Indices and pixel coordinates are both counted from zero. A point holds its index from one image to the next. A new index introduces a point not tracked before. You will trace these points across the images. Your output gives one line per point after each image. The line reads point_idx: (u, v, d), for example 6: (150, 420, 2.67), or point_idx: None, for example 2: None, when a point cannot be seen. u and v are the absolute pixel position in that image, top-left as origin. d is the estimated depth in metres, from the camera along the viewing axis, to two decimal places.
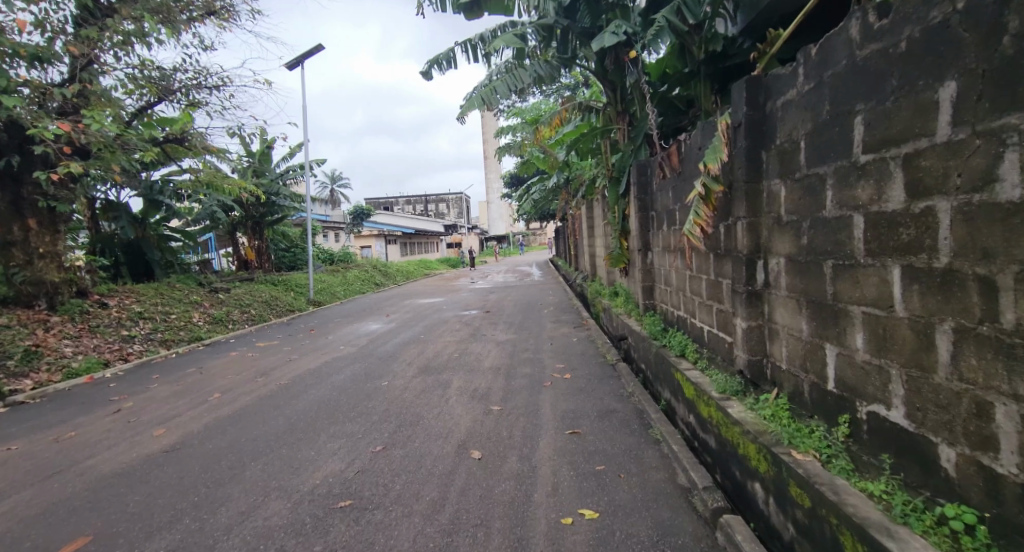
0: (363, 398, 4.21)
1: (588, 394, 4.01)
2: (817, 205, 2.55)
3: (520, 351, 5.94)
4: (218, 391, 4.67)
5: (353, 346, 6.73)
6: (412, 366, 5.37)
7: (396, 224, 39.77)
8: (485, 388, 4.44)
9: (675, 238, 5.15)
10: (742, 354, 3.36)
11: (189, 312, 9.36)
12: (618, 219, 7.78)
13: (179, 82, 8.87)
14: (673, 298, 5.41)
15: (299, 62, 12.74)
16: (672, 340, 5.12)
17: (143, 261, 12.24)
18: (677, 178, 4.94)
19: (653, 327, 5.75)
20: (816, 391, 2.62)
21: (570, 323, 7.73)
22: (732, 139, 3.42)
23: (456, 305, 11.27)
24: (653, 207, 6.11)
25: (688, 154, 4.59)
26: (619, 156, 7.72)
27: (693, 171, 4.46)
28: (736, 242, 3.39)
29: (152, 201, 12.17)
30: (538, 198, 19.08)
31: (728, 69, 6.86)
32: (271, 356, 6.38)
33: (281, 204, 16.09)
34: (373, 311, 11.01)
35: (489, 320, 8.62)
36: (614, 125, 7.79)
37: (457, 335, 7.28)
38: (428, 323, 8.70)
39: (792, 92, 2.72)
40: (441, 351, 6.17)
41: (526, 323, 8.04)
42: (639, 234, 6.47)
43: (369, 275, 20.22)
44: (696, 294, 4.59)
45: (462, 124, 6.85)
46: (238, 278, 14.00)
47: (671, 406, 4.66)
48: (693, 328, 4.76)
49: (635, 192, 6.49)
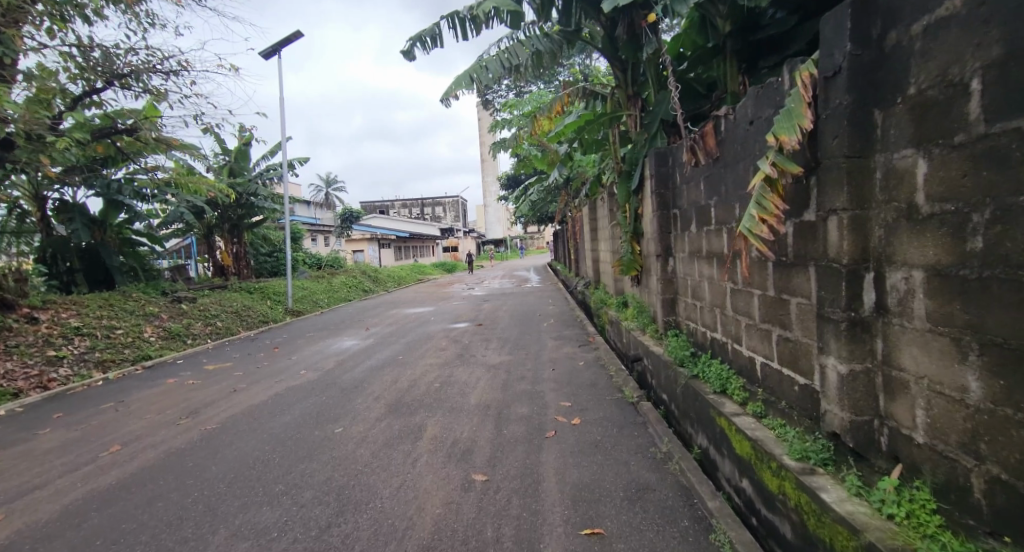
0: (304, 456, 3.15)
1: (607, 455, 2.95)
2: (1016, 184, 1.51)
3: (516, 379, 4.88)
4: (120, 440, 3.59)
5: (317, 372, 5.64)
6: (380, 402, 4.32)
7: (389, 228, 38.71)
8: (470, 437, 3.39)
9: (710, 240, 4.12)
10: (836, 408, 2.30)
11: (140, 326, 8.28)
12: (629, 219, 6.77)
13: (128, 65, 7.76)
14: (706, 315, 4.35)
15: (275, 51, 11.78)
16: (705, 369, 4.08)
17: (101, 267, 11.15)
18: (715, 164, 3.90)
19: (677, 349, 4.71)
20: (1007, 496, 1.57)
21: (573, 341, 6.67)
22: (816, 97, 2.38)
23: (446, 316, 10.20)
24: (676, 204, 5.09)
25: (732, 132, 3.56)
26: (630, 148, 6.75)
27: (741, 153, 3.43)
28: (826, 245, 2.33)
29: (112, 202, 11.10)
30: (536, 199, 18.16)
31: (758, 44, 5.95)
32: (215, 385, 5.30)
33: (260, 205, 15.02)
34: (353, 324, 9.93)
35: (481, 335, 7.55)
36: (624, 110, 6.80)
37: (443, 355, 6.21)
38: (411, 338, 7.65)
39: (951, 5, 1.69)
40: (419, 378, 5.12)
41: (524, 340, 6.98)
42: (658, 237, 5.44)
43: (357, 280, 19.14)
44: (743, 314, 3.54)
45: (446, 105, 5.88)
46: (210, 286, 12.93)
47: (709, 458, 3.61)
48: (737, 357, 3.72)
49: (652, 186, 5.46)
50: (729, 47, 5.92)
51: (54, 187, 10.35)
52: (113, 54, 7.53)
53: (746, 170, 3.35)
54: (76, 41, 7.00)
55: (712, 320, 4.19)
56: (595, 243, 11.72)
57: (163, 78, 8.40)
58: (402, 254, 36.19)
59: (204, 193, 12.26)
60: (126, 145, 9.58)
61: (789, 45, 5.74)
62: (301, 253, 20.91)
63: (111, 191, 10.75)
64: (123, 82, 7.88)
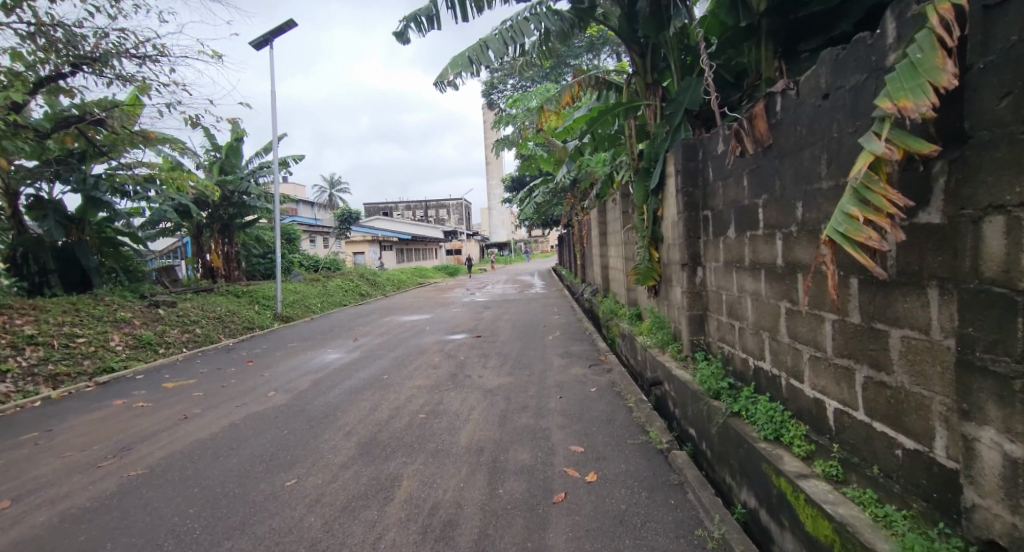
0: (236, 527, 2.40)
1: (637, 540, 2.18)
2: None
3: (516, 410, 4.12)
4: (14, 493, 2.85)
5: (288, 394, 4.90)
6: (351, 439, 3.57)
7: (391, 229, 38.10)
8: (455, 498, 2.64)
9: (757, 248, 3.37)
10: (994, 506, 1.52)
11: (106, 333, 7.58)
12: (647, 223, 6.04)
13: (95, 48, 7.16)
14: (748, 340, 3.58)
15: (267, 41, 11.18)
16: (749, 407, 3.31)
17: (77, 269, 10.51)
18: (768, 154, 3.14)
19: (710, 377, 3.94)
20: None
21: (582, 359, 5.91)
22: (957, 41, 1.61)
23: (442, 326, 9.44)
24: (707, 205, 4.34)
25: (796, 111, 2.80)
26: (648, 144, 6.07)
27: (809, 137, 2.67)
28: (977, 259, 1.56)
29: (92, 199, 10.37)
30: (541, 202, 17.49)
31: (799, 23, 5.19)
32: (167, 408, 4.57)
33: (252, 204, 14.37)
34: (342, 333, 9.19)
35: (478, 350, 6.80)
36: (643, 100, 6.09)
37: (434, 375, 5.46)
38: (401, 352, 6.91)
39: None
40: (404, 405, 4.37)
41: (527, 357, 6.22)
42: (684, 243, 4.68)
43: (354, 284, 18.45)
44: (807, 344, 2.77)
45: (440, 89, 5.17)
46: (194, 289, 12.25)
47: (760, 524, 2.83)
48: (795, 397, 2.95)
49: (677, 185, 4.71)
50: (764, 27, 5.17)
51: (28, 182, 9.72)
52: (77, 36, 6.90)
53: (817, 158, 2.59)
54: (33, 18, 6.36)
55: (758, 346, 3.42)
56: (604, 248, 10.96)
57: (138, 62, 7.80)
58: (404, 256, 35.53)
59: (188, 190, 11.65)
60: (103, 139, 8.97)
61: (835, 25, 4.92)
62: (298, 255, 20.23)
63: (88, 187, 10.07)
64: (97, 70, 7.32)
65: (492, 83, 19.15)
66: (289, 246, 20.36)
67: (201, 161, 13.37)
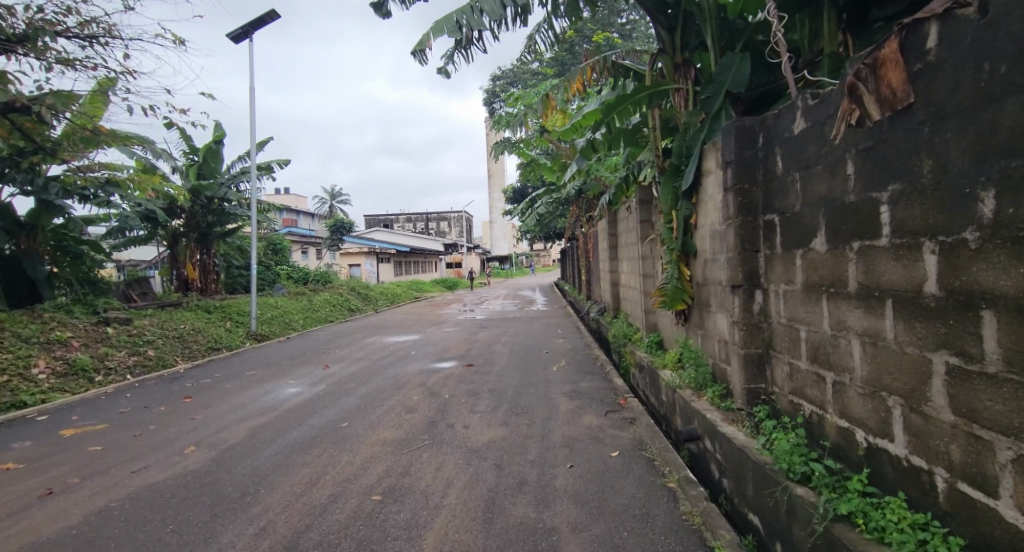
0: None
1: None
2: None
3: (510, 491, 2.93)
4: None
5: (211, 452, 3.71)
6: (262, 545, 2.39)
7: (389, 241, 36.99)
8: None
9: (877, 266, 2.23)
10: None
11: (29, 358, 6.39)
12: (677, 232, 4.94)
13: (24, 23, 6.12)
14: (854, 402, 2.42)
15: (245, 34, 10.24)
16: (869, 514, 2.12)
17: (25, 280, 9.62)
18: (906, 119, 2.00)
19: (785, 445, 2.76)
20: None
21: (595, 403, 4.72)
22: None
23: (430, 351, 8.22)
24: (772, 207, 3.22)
25: (979, 40, 1.68)
26: (677, 137, 5.00)
27: (1021, 74, 1.55)
28: None
29: (45, 205, 9.37)
30: (544, 213, 16.49)
31: None
32: (38, 473, 3.37)
33: (233, 213, 13.36)
34: (314, 357, 8.01)
35: (468, 386, 5.62)
36: (671, 84, 5.05)
37: (407, 424, 4.28)
38: (374, 387, 5.72)
39: None
40: (357, 477, 3.19)
41: (526, 398, 5.02)
42: (734, 258, 3.54)
43: (343, 298, 17.31)
44: (1006, 434, 1.61)
45: (419, 57, 4.11)
46: (162, 303, 11.16)
47: None
48: (970, 515, 1.77)
49: (725, 183, 3.60)
50: None
51: None
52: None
53: None
54: None
55: (878, 415, 2.25)
56: (615, 264, 9.82)
57: (81, 44, 6.77)
58: (402, 270, 34.36)
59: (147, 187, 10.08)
60: (62, 136, 8.06)
61: None
62: (285, 266, 19.08)
63: (37, 190, 9.10)
64: (36, 54, 6.33)
65: (494, 90, 18.21)
66: (276, 257, 19.23)
67: (178, 164, 12.44)
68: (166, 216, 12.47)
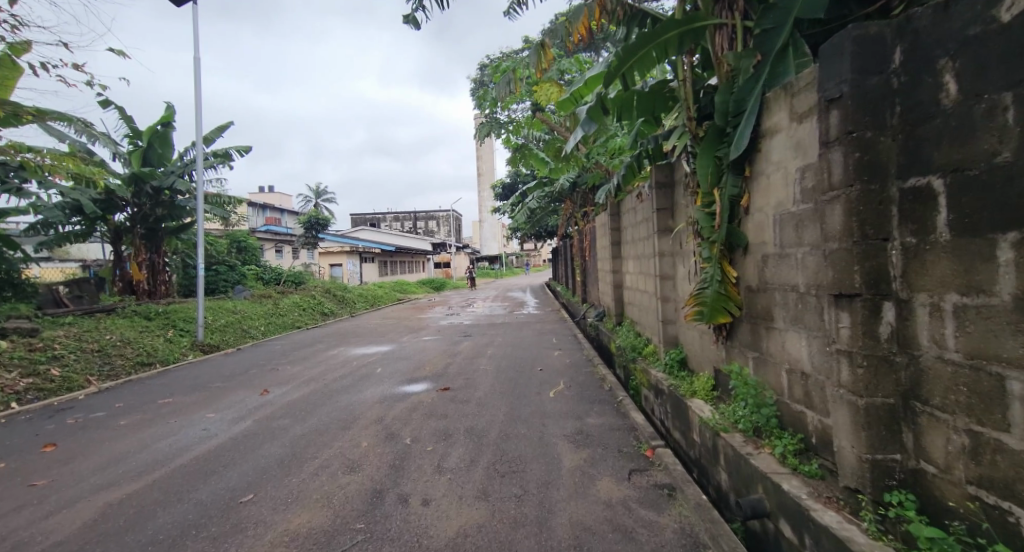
0: None
1: None
2: None
3: None
4: None
5: None
6: None
7: (374, 240, 35.51)
8: None
9: None
10: None
11: None
12: (722, 217, 3.64)
13: None
14: None
15: None
16: None
17: None
18: None
19: None
20: None
21: (610, 455, 3.41)
22: None
23: (401, 367, 6.87)
24: (931, 164, 1.91)
25: None
26: (720, 89, 3.72)
27: None
28: None
29: None
30: (536, 208, 15.26)
31: None
32: None
33: (184, 206, 11.90)
34: (258, 376, 6.60)
35: (439, 424, 4.28)
36: (711, 18, 3.77)
37: (343, 495, 2.94)
38: (315, 424, 4.35)
39: None
40: None
41: (515, 448, 3.69)
42: (844, 252, 2.23)
43: (316, 301, 15.89)
44: None
45: None
46: (92, 309, 9.65)
47: None
48: None
49: (827, 132, 2.31)
50: None
51: None
52: None
53: None
54: None
55: None
56: (618, 265, 8.55)
57: None
58: (387, 270, 32.96)
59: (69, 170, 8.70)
60: None
61: None
62: (254, 266, 17.53)
63: None
64: None
65: (481, 79, 16.87)
66: (244, 256, 17.66)
67: (121, 151, 11.34)
68: (98, 208, 11.03)
